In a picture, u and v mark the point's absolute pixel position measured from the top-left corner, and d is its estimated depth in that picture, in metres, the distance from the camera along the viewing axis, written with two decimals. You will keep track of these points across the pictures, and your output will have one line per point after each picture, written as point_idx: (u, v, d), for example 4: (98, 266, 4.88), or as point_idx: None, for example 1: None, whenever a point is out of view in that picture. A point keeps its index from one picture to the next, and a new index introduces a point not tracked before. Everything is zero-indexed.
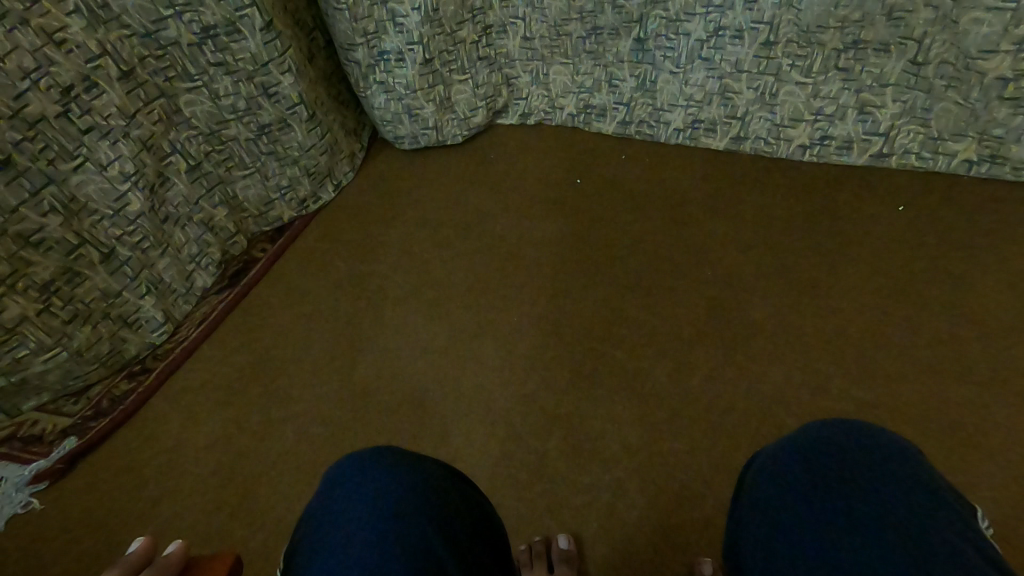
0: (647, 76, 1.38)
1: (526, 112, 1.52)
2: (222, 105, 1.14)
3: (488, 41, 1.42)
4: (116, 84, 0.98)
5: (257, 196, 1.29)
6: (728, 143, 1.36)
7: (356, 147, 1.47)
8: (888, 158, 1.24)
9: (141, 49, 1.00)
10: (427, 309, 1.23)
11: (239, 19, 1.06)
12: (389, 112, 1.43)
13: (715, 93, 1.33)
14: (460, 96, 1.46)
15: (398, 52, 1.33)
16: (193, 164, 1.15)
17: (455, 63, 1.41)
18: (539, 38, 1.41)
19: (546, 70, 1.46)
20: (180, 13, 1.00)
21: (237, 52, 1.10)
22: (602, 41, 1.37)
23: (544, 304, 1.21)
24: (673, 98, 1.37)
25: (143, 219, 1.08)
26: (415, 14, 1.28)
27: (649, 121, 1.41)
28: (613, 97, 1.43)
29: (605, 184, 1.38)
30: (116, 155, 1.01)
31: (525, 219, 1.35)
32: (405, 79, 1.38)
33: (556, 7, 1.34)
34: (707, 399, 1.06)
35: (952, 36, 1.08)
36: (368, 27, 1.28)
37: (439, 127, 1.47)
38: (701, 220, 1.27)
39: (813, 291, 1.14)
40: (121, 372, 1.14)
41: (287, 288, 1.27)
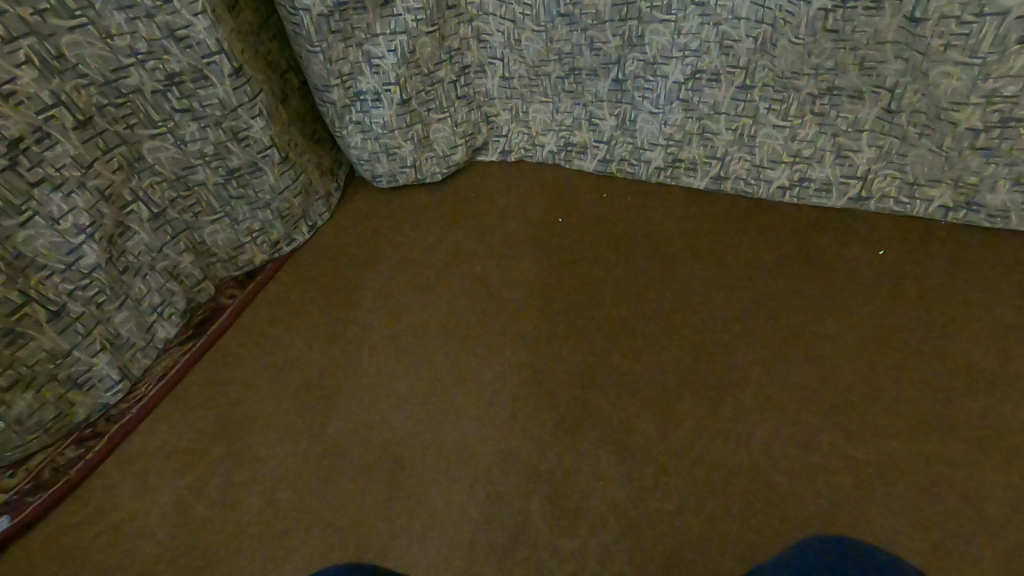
0: (627, 115, 1.40)
1: (506, 149, 1.53)
2: (188, 150, 1.11)
3: (466, 81, 1.45)
4: (71, 133, 0.94)
5: (225, 240, 1.25)
6: (709, 183, 1.36)
7: (332, 187, 1.46)
8: (867, 201, 1.24)
9: (100, 98, 0.97)
10: (403, 357, 1.18)
11: (206, 66, 1.04)
12: (366, 151, 1.44)
13: (694, 133, 1.34)
14: (439, 134, 1.48)
15: (374, 92, 1.36)
16: (156, 211, 1.12)
17: (433, 103, 1.44)
18: (517, 78, 1.44)
19: (525, 108, 1.49)
20: (142, 62, 0.98)
21: (204, 98, 1.07)
22: (580, 81, 1.39)
23: (526, 351, 1.17)
24: (653, 137, 1.39)
25: (99, 272, 1.02)
26: (391, 56, 1.32)
27: (630, 160, 1.43)
28: (593, 135, 1.45)
29: (587, 222, 1.37)
30: (69, 207, 0.97)
31: (506, 260, 1.32)
32: (383, 119, 1.40)
33: (533, 49, 1.37)
34: (693, 454, 1.01)
35: (923, 87, 1.09)
36: (344, 68, 1.31)
37: (418, 165, 1.48)
38: (682, 262, 1.26)
39: (798, 335, 1.12)
40: (69, 438, 1.06)
41: (255, 337, 1.22)
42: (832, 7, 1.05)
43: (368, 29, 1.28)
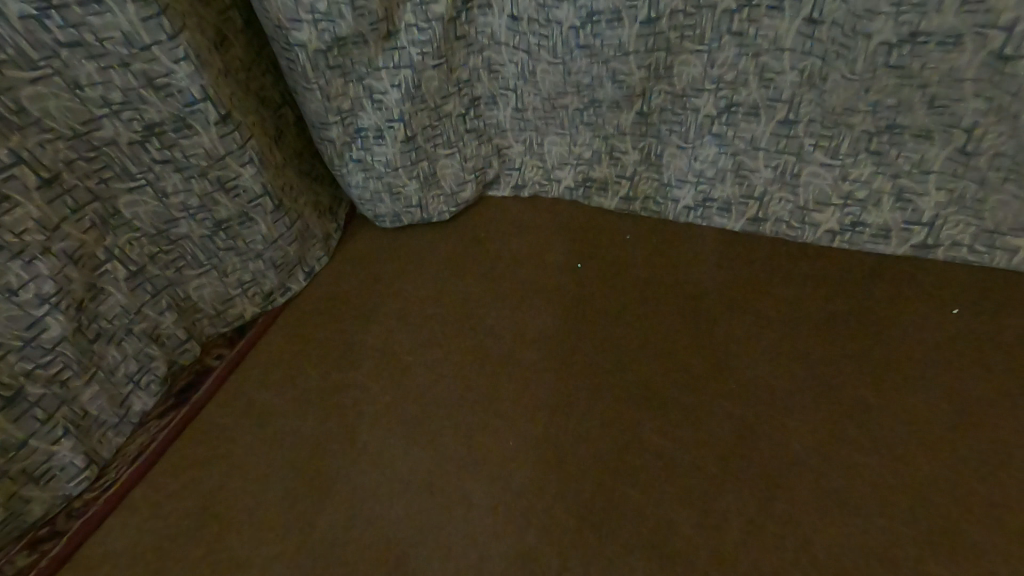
0: (652, 150, 1.28)
1: (519, 184, 1.42)
2: (169, 202, 1.01)
3: (476, 114, 1.35)
4: (34, 194, 0.85)
5: (213, 294, 1.14)
6: (746, 225, 1.22)
7: (331, 228, 1.35)
8: (933, 248, 1.10)
9: (69, 152, 0.87)
10: (407, 428, 1.05)
11: (189, 114, 0.94)
12: (367, 190, 1.34)
13: (729, 169, 1.21)
14: (446, 170, 1.38)
15: (376, 129, 1.26)
16: (134, 270, 1.00)
17: (440, 138, 1.34)
18: (531, 110, 1.33)
19: (540, 140, 1.37)
20: (117, 112, 0.88)
21: (187, 147, 0.97)
22: (601, 113, 1.27)
23: (545, 423, 1.03)
24: (681, 174, 1.27)
25: (64, 345, 0.91)
26: (394, 91, 1.22)
27: (655, 197, 1.31)
28: (615, 170, 1.33)
29: (610, 269, 1.24)
30: (31, 276, 0.86)
31: (521, 313, 1.20)
32: (385, 157, 1.29)
33: (549, 81, 1.26)
34: (741, 559, 0.87)
35: (1009, 129, 0.96)
36: (342, 105, 1.21)
37: (424, 204, 1.37)
38: (719, 315, 1.12)
39: (858, 409, 0.98)
40: (23, 539, 0.94)
41: (243, 404, 1.10)
42: (897, 42, 0.93)
43: (368, 63, 1.18)
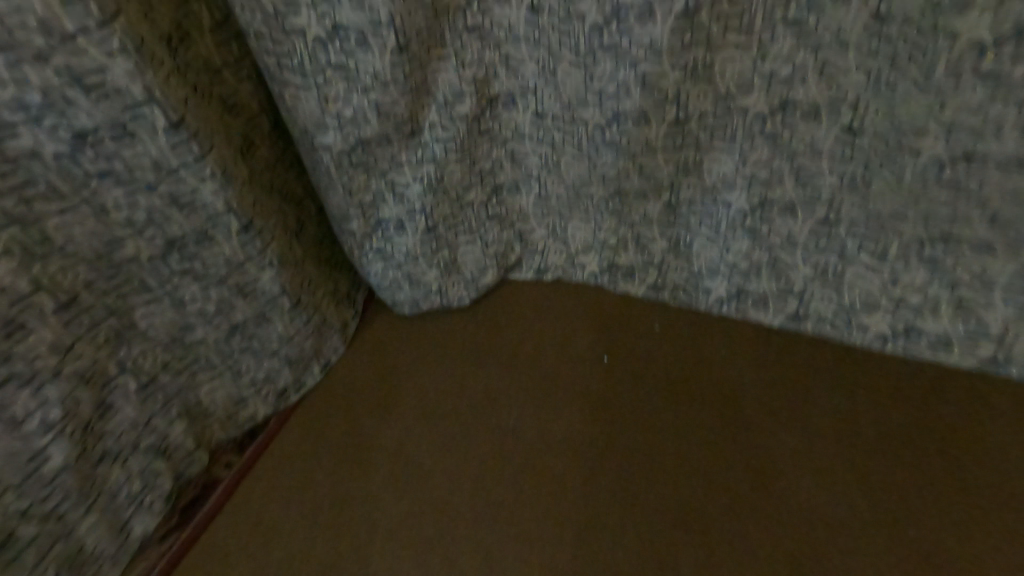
0: (681, 238, 1.25)
1: (542, 268, 1.39)
2: (187, 310, 0.98)
3: (498, 201, 1.34)
4: (50, 318, 0.82)
5: (225, 396, 1.09)
6: (784, 321, 1.18)
7: (348, 315, 1.31)
8: (1006, 365, 1.06)
9: (89, 272, 0.85)
10: (425, 545, 1.03)
11: (212, 226, 0.93)
12: (387, 278, 1.31)
13: (763, 263, 1.17)
14: (467, 256, 1.35)
15: (398, 220, 1.25)
16: (147, 381, 0.97)
17: (461, 226, 1.32)
18: (555, 197, 1.31)
19: (564, 225, 1.35)
20: (141, 231, 0.87)
21: (207, 258, 0.96)
22: (626, 203, 1.25)
23: (568, 545, 1.01)
24: (712, 265, 1.22)
25: (65, 475, 0.87)
26: (417, 185, 1.21)
27: (685, 288, 1.27)
28: (642, 258, 1.30)
29: (638, 366, 1.20)
30: (39, 403, 0.83)
31: (545, 414, 1.16)
32: (405, 246, 1.27)
33: (574, 173, 1.24)
34: None
35: None
36: (365, 198, 1.21)
37: (443, 291, 1.33)
38: (750, 423, 1.09)
39: (891, 537, 0.95)
40: None
41: (253, 519, 1.06)
42: (953, 159, 0.92)
43: (391, 160, 1.18)
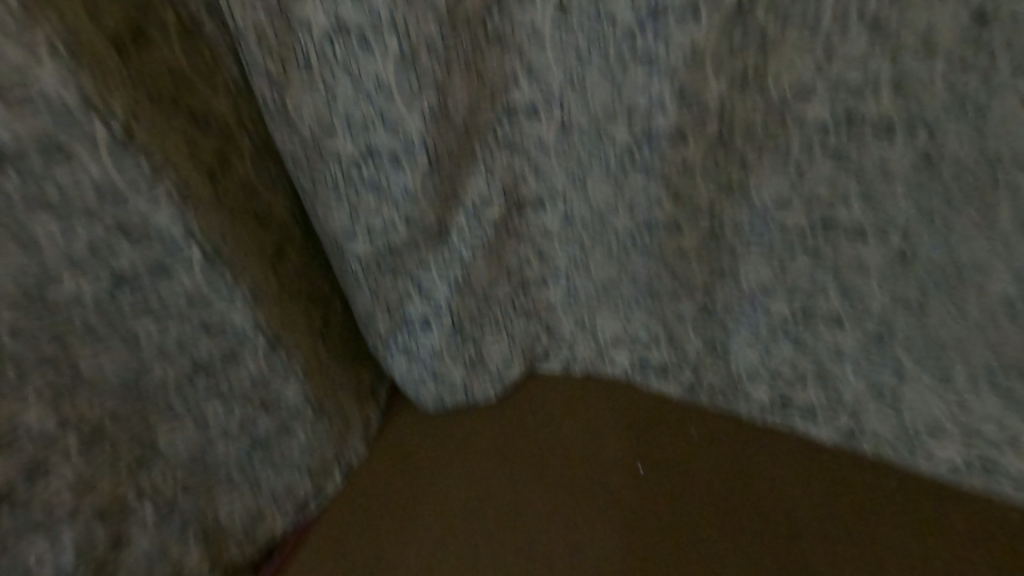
0: (718, 339, 1.19)
1: (570, 361, 1.34)
2: (210, 429, 0.96)
3: (525, 294, 1.29)
4: (74, 458, 0.82)
5: (244, 513, 1.04)
6: (840, 439, 1.11)
7: (371, 411, 1.28)
8: None
9: (115, 403, 0.85)
10: None
11: (240, 346, 0.93)
12: (411, 375, 1.26)
13: (811, 373, 1.12)
14: (493, 350, 1.30)
15: (423, 318, 1.21)
16: (165, 506, 0.94)
17: (487, 321, 1.28)
18: (585, 292, 1.27)
19: (593, 318, 1.30)
20: (171, 358, 0.87)
21: (234, 377, 0.96)
22: (659, 304, 1.20)
23: None
24: (752, 368, 1.17)
25: None
26: (443, 284, 1.19)
27: (727, 392, 1.21)
28: (676, 357, 1.23)
29: (676, 480, 1.16)
30: (55, 544, 0.83)
31: (575, 534, 1.13)
32: (431, 344, 1.24)
33: (603, 273, 1.22)
34: None
35: None
36: (391, 297, 1.18)
37: (468, 387, 1.29)
38: (793, 556, 1.04)
39: None
40: None
41: None
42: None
43: (419, 262, 1.16)
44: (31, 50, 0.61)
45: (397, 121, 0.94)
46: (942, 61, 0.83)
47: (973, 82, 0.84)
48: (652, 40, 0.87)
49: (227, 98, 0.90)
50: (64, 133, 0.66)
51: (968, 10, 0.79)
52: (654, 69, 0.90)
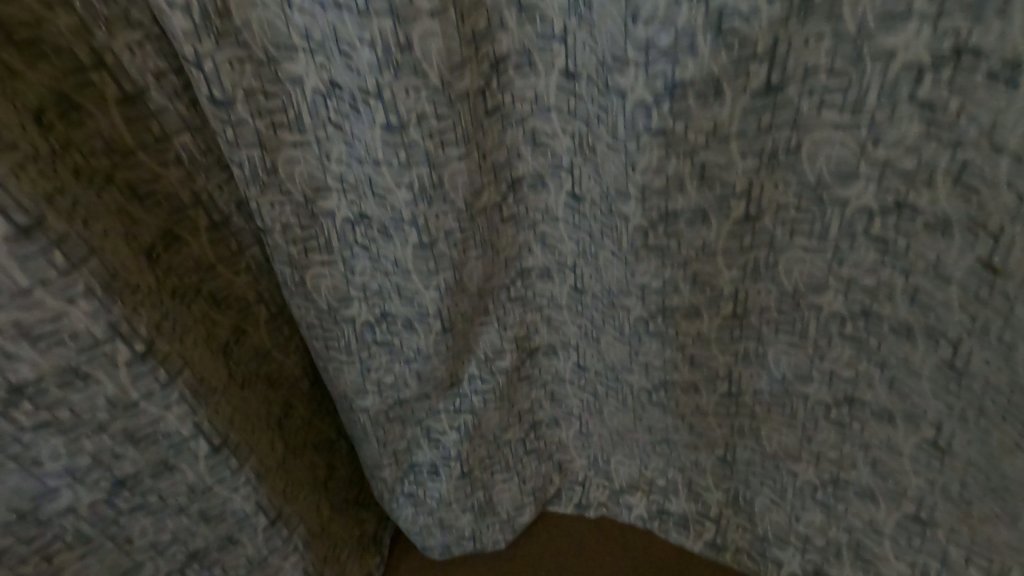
0: (740, 494, 1.14)
1: (583, 504, 1.30)
2: None
3: (537, 435, 1.25)
4: None
5: None
6: None
7: (372, 566, 1.22)
8: None
9: None
10: None
11: (239, 530, 0.89)
12: (417, 522, 1.21)
13: (846, 544, 1.05)
14: (504, 494, 1.25)
15: (431, 465, 1.17)
16: None
17: (498, 465, 1.23)
18: (597, 436, 1.24)
19: (606, 458, 1.26)
20: (162, 551, 0.82)
21: (230, 561, 0.90)
22: (677, 453, 1.16)
23: None
24: (781, 531, 1.11)
25: None
26: (453, 432, 1.14)
27: (750, 551, 1.17)
28: (696, 506, 1.21)
29: None
30: None
31: None
32: (438, 492, 1.18)
33: (618, 420, 1.18)
34: None
35: None
36: (399, 445, 1.13)
37: (477, 536, 1.23)
38: None
39: None
40: None
41: None
42: None
43: (429, 411, 1.11)
44: (69, 295, 0.62)
45: (413, 294, 0.93)
46: (958, 294, 0.73)
47: (1000, 324, 0.72)
48: (665, 237, 0.87)
49: (248, 278, 0.91)
50: (85, 361, 0.66)
51: (976, 257, 0.70)
52: (669, 259, 0.89)
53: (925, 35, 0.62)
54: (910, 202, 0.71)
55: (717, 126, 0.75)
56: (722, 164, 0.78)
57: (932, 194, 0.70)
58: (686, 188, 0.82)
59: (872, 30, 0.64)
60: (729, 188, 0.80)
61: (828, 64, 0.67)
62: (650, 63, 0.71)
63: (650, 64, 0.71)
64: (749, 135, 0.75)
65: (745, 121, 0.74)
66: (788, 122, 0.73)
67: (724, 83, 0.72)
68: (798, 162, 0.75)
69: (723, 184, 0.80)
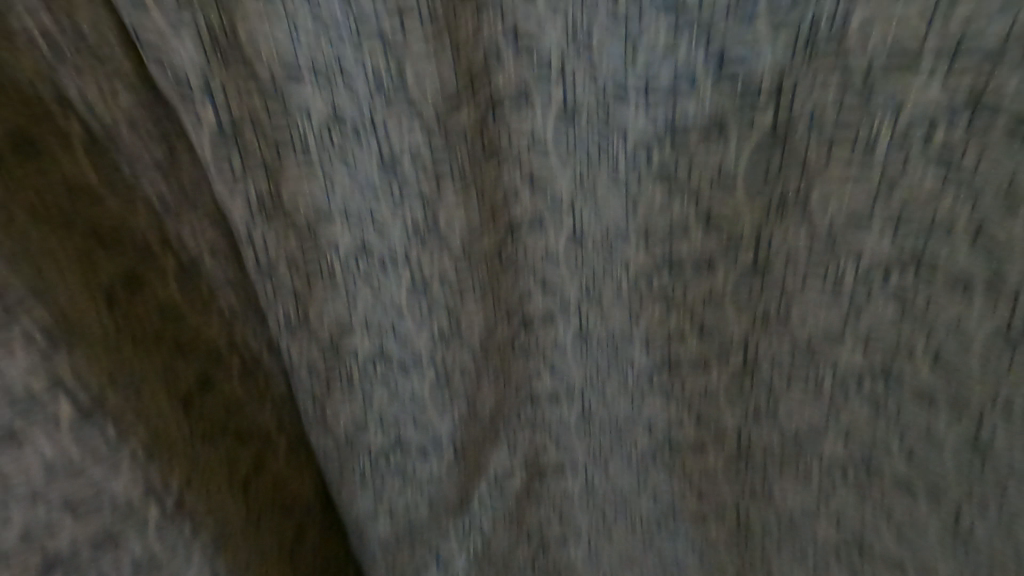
0: None
1: None
2: None
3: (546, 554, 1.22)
4: None
5: None
6: None
7: None
8: None
9: None
10: None
11: None
12: None
13: None
14: None
15: None
16: None
17: None
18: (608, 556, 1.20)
19: None
20: None
21: None
22: None
23: None
24: None
25: None
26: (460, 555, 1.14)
27: None
28: None
29: None
30: None
31: None
32: None
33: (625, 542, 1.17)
34: None
35: None
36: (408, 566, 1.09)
37: None
38: None
39: None
40: None
41: None
42: None
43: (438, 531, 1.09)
44: (114, 467, 0.67)
45: (428, 425, 0.96)
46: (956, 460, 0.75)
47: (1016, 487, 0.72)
48: (667, 380, 0.96)
49: (271, 412, 0.93)
50: (120, 525, 0.69)
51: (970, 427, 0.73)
52: (674, 401, 0.97)
53: (884, 242, 0.69)
54: (897, 370, 0.75)
55: (711, 293, 0.85)
56: (718, 323, 0.87)
57: (915, 368, 0.74)
58: (686, 340, 0.91)
59: (841, 229, 0.71)
60: (726, 340, 0.88)
61: (807, 255, 0.75)
62: (648, 245, 0.84)
63: (649, 245, 0.84)
64: (744, 301, 0.83)
65: (737, 289, 0.83)
66: (776, 295, 0.80)
67: (717, 260, 0.82)
68: (792, 324, 0.80)
69: (720, 336, 0.88)
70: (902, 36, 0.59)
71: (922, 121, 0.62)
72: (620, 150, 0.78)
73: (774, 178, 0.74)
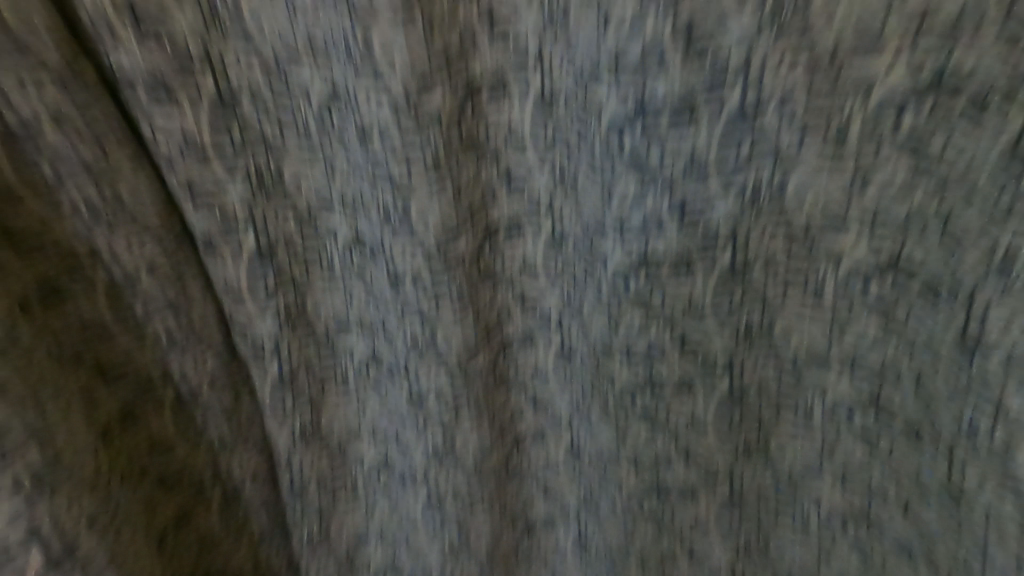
0: None
1: None
2: None
3: None
4: None
5: None
6: None
7: None
8: None
9: None
10: None
11: None
12: None
13: None
14: None
15: None
16: None
17: None
18: None
19: None
20: None
21: None
22: None
23: None
24: None
25: None
26: None
27: None
28: None
29: None
30: None
31: None
32: None
33: None
34: None
35: None
36: None
37: None
38: None
39: None
40: None
41: None
42: None
43: None
44: None
45: None
46: None
47: None
48: None
49: None
50: None
51: None
52: None
53: (838, 495, 0.77)
54: None
55: (697, 520, 0.89)
56: (704, 549, 0.90)
57: None
58: (679, 561, 0.93)
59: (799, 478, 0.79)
60: (715, 567, 0.91)
61: (775, 492, 0.82)
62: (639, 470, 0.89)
63: (640, 472, 0.89)
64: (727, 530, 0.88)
65: (720, 519, 0.87)
66: (756, 523, 0.85)
67: (700, 491, 0.87)
68: (771, 559, 0.86)
69: (708, 563, 0.91)
70: (814, 345, 0.71)
71: (843, 408, 0.72)
72: (610, 392, 0.86)
73: (736, 431, 0.81)
